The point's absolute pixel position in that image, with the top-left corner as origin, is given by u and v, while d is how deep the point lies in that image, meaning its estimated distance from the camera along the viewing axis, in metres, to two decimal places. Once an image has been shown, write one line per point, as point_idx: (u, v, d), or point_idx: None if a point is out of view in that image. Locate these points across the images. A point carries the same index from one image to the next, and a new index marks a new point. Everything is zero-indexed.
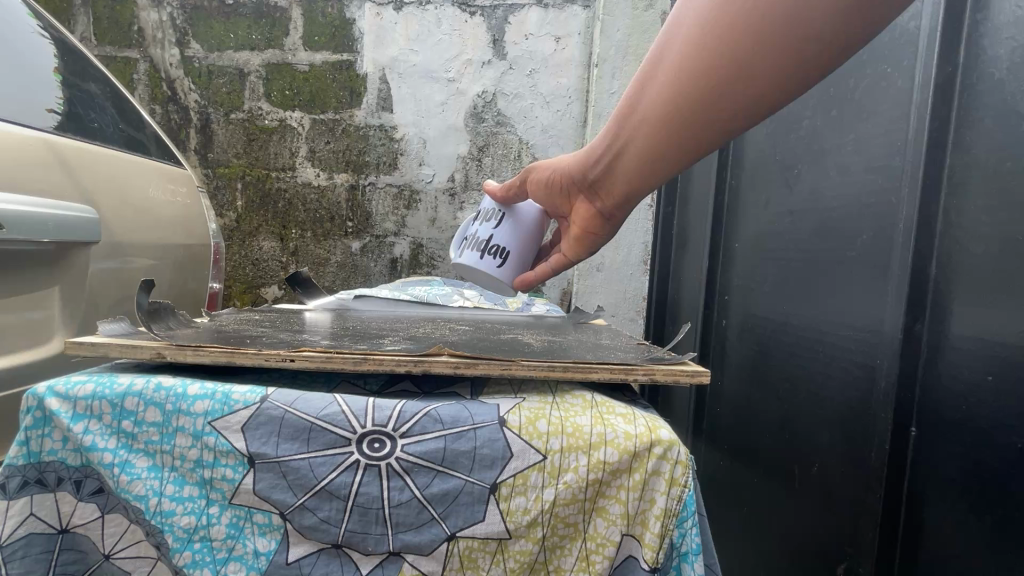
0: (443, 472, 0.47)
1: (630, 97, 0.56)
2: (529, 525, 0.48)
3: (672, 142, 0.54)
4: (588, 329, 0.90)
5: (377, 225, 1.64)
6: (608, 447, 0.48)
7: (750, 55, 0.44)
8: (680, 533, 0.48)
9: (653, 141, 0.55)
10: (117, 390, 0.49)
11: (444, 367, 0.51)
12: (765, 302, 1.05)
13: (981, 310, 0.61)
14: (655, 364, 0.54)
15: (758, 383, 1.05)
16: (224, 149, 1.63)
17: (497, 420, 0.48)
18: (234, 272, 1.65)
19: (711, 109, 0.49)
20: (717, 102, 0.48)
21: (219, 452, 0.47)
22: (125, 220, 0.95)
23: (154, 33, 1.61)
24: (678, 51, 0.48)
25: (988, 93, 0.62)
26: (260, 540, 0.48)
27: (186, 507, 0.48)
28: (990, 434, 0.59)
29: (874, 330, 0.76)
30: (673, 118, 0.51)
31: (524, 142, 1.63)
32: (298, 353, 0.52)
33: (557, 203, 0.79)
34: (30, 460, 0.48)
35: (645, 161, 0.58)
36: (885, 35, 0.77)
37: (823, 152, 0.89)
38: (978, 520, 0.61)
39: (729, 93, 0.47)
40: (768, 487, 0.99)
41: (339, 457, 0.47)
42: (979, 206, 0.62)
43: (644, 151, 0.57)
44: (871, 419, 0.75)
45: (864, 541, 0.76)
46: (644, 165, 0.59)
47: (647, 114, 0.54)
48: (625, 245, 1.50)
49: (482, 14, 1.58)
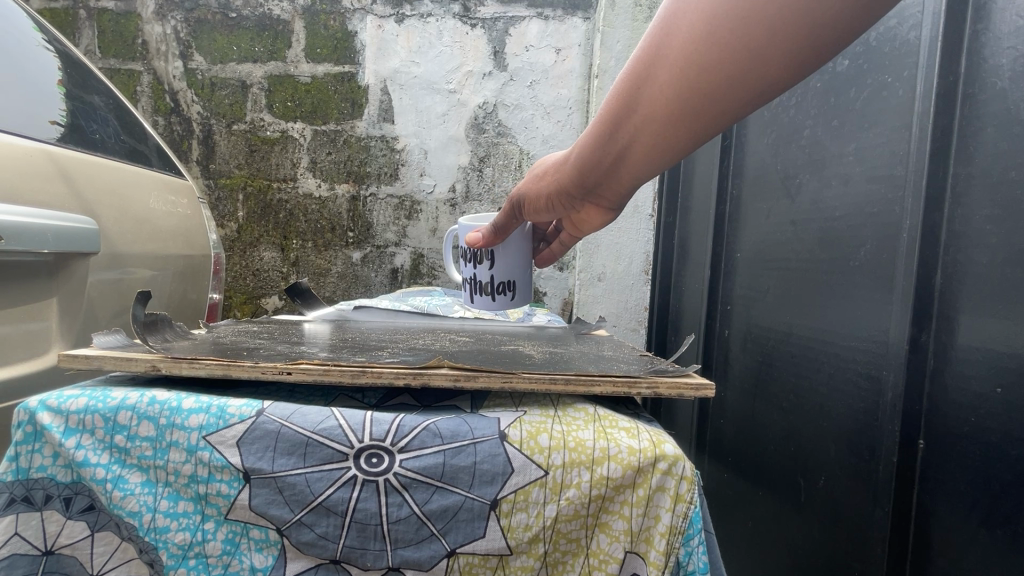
0: (442, 488, 0.46)
1: (620, 105, 0.52)
2: (530, 541, 0.47)
3: (674, 145, 0.52)
4: (590, 340, 0.89)
5: (377, 235, 1.64)
6: (612, 463, 0.47)
7: (760, 50, 0.42)
8: (687, 551, 0.47)
9: (654, 145, 0.53)
10: (111, 404, 0.48)
11: (443, 380, 0.51)
12: (768, 312, 1.04)
13: (989, 321, 0.60)
14: (658, 376, 0.53)
15: (762, 394, 1.04)
16: (226, 159, 1.63)
17: (498, 434, 0.47)
18: (235, 282, 1.64)
19: (719, 105, 0.47)
20: (723, 97, 0.46)
21: (214, 468, 0.46)
22: (124, 230, 0.95)
23: (158, 46, 1.62)
24: (677, 53, 0.45)
25: (991, 102, 0.61)
26: (256, 556, 0.47)
27: (181, 523, 0.47)
28: (1000, 447, 0.58)
29: (879, 341, 0.75)
30: (676, 121, 0.49)
31: (525, 152, 1.63)
32: (295, 366, 0.51)
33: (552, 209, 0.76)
34: (19, 476, 0.47)
35: (648, 164, 0.56)
36: (885, 46, 0.77)
37: (825, 162, 0.88)
38: (988, 536, 0.59)
39: (734, 91, 0.45)
40: (774, 500, 0.97)
41: (336, 472, 0.46)
42: (983, 215, 0.61)
43: (646, 154, 0.55)
44: (877, 432, 0.74)
45: (872, 556, 0.74)
46: (647, 166, 0.56)
47: (649, 119, 0.51)
48: (627, 255, 1.49)
49: (483, 26, 1.60)
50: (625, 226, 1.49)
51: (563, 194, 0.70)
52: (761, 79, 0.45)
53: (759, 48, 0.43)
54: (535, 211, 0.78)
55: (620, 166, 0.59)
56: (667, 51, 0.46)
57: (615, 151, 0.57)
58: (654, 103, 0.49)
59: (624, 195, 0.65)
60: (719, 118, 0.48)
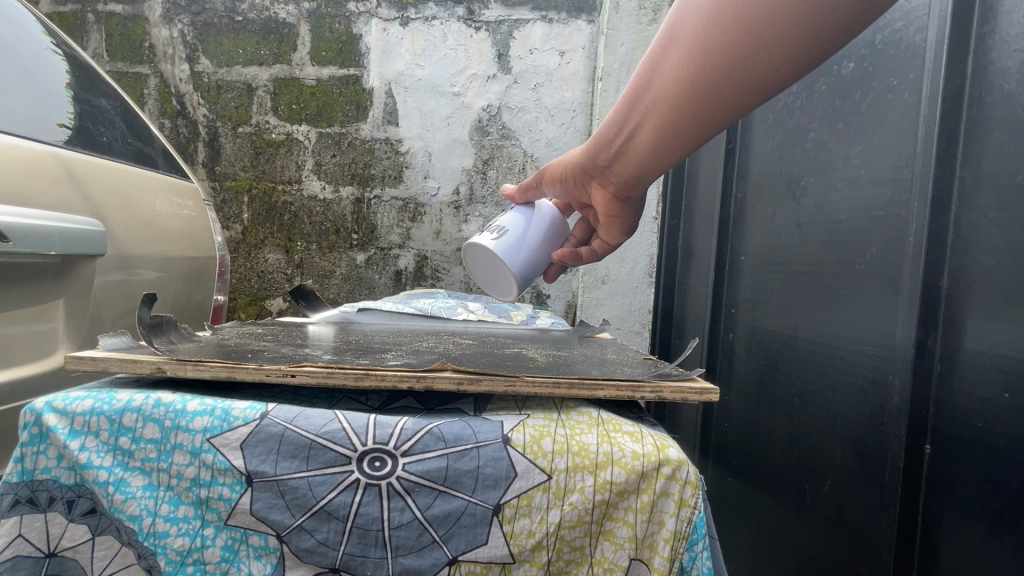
0: (445, 493, 0.46)
1: (634, 84, 0.55)
2: (534, 548, 0.47)
3: (684, 126, 0.54)
4: (594, 343, 0.89)
5: (381, 237, 1.65)
6: (615, 467, 0.46)
7: (765, 36, 0.44)
8: (690, 557, 0.46)
9: (664, 126, 0.55)
10: (116, 406, 0.48)
11: (447, 383, 0.51)
12: (772, 316, 1.03)
13: (996, 326, 0.60)
14: (662, 380, 0.53)
15: (767, 398, 1.03)
16: (232, 162, 1.64)
17: (501, 438, 0.47)
18: (239, 284, 1.65)
19: (723, 92, 0.49)
20: (728, 83, 0.48)
21: (217, 471, 0.47)
22: (131, 232, 0.96)
23: (165, 49, 1.63)
24: (690, 33, 0.48)
25: (998, 105, 0.61)
26: (255, 563, 0.47)
27: (181, 528, 0.47)
28: (1008, 454, 0.58)
29: (885, 345, 0.74)
30: (684, 102, 0.51)
31: (529, 155, 1.63)
32: (299, 368, 0.51)
33: (573, 194, 0.80)
34: (24, 478, 0.47)
35: (657, 147, 0.58)
36: (890, 49, 0.76)
37: (830, 165, 0.88)
38: (995, 543, 0.59)
39: (739, 75, 0.47)
40: (778, 506, 0.97)
41: (340, 476, 0.46)
42: (990, 218, 0.61)
43: (655, 137, 0.57)
44: (883, 437, 0.73)
45: (879, 563, 0.73)
46: (657, 149, 0.58)
47: (658, 99, 0.53)
48: (630, 258, 1.49)
49: (487, 29, 1.60)
50: None
51: (579, 172, 0.74)
52: (764, 66, 0.46)
53: (763, 34, 0.44)
54: (555, 187, 0.81)
55: (630, 145, 0.62)
56: (682, 33, 0.49)
57: (628, 129, 0.60)
58: (663, 86, 0.52)
59: (635, 182, 0.67)
60: (723, 104, 0.50)
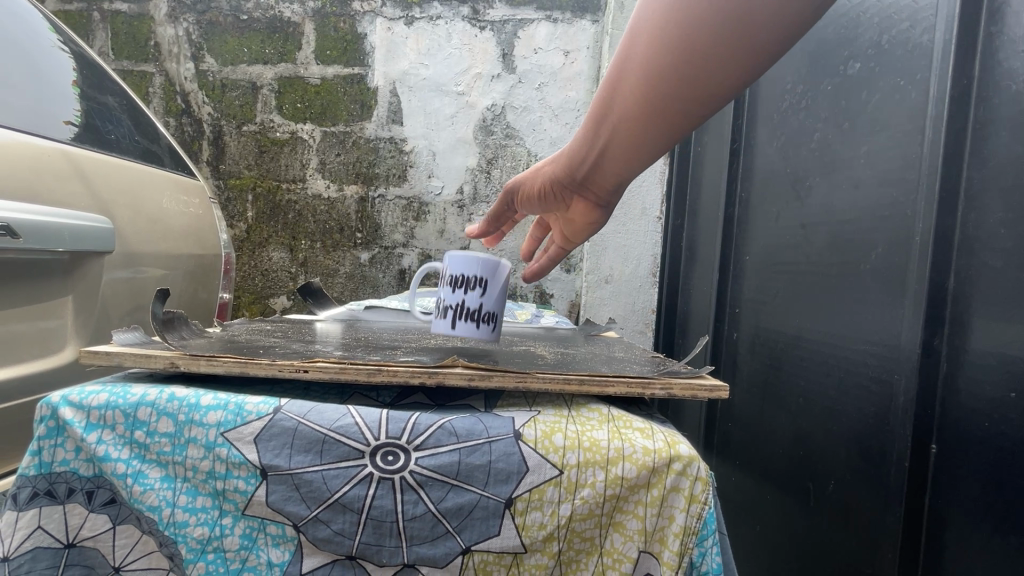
0: (458, 486, 0.46)
1: (596, 110, 0.54)
2: (545, 539, 0.47)
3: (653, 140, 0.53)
4: (600, 342, 0.89)
5: (385, 236, 1.65)
6: (627, 463, 0.47)
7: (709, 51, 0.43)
8: (701, 552, 0.46)
9: (633, 142, 0.54)
10: (131, 400, 0.48)
11: (458, 379, 0.51)
12: (777, 315, 1.04)
13: (1002, 325, 0.60)
14: (672, 377, 0.54)
15: (771, 398, 1.03)
16: (236, 160, 1.64)
17: (513, 433, 0.47)
18: (244, 282, 1.65)
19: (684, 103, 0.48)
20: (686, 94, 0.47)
21: (232, 464, 0.47)
22: (138, 230, 0.96)
23: (170, 48, 1.64)
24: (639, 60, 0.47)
25: (1004, 104, 0.61)
26: (274, 551, 0.47)
27: (200, 518, 0.48)
28: (1015, 452, 0.58)
29: (891, 344, 0.74)
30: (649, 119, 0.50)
31: (533, 154, 1.63)
32: (311, 364, 0.51)
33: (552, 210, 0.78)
34: (41, 471, 0.47)
35: (630, 160, 0.57)
36: (897, 49, 0.76)
37: (836, 164, 0.88)
38: (1001, 541, 0.59)
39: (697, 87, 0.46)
40: (784, 504, 0.97)
41: (353, 470, 0.46)
42: (997, 218, 0.61)
43: (627, 152, 0.56)
44: (889, 435, 0.74)
45: (885, 560, 0.73)
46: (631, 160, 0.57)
47: (621, 119, 0.52)
48: (634, 257, 1.49)
49: (492, 29, 1.61)
50: (633, 228, 1.49)
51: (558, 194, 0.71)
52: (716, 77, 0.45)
53: (710, 51, 0.43)
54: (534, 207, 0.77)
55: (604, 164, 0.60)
56: (632, 62, 0.48)
57: (598, 151, 0.58)
58: (625, 108, 0.51)
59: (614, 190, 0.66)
60: (684, 113, 0.49)
